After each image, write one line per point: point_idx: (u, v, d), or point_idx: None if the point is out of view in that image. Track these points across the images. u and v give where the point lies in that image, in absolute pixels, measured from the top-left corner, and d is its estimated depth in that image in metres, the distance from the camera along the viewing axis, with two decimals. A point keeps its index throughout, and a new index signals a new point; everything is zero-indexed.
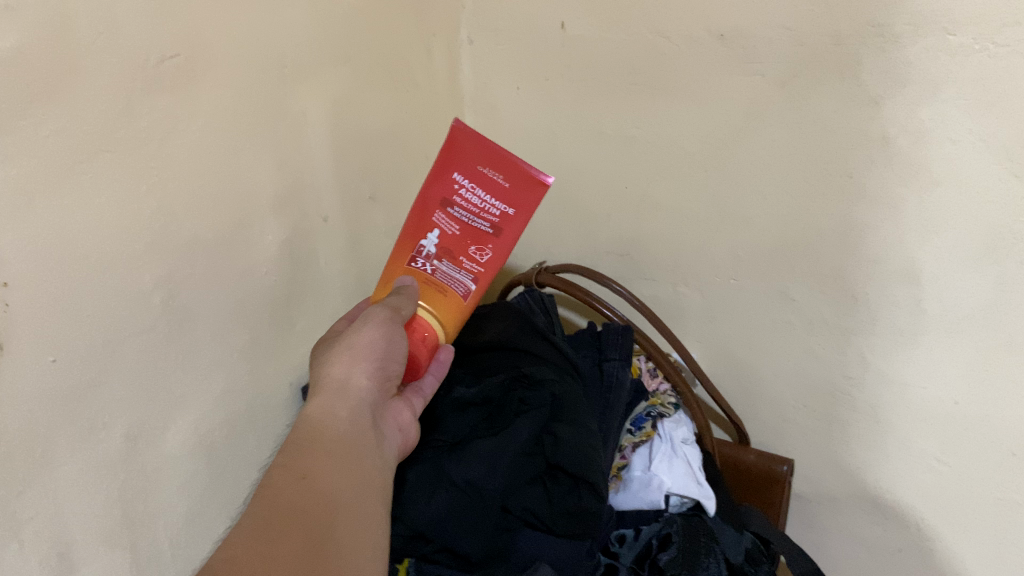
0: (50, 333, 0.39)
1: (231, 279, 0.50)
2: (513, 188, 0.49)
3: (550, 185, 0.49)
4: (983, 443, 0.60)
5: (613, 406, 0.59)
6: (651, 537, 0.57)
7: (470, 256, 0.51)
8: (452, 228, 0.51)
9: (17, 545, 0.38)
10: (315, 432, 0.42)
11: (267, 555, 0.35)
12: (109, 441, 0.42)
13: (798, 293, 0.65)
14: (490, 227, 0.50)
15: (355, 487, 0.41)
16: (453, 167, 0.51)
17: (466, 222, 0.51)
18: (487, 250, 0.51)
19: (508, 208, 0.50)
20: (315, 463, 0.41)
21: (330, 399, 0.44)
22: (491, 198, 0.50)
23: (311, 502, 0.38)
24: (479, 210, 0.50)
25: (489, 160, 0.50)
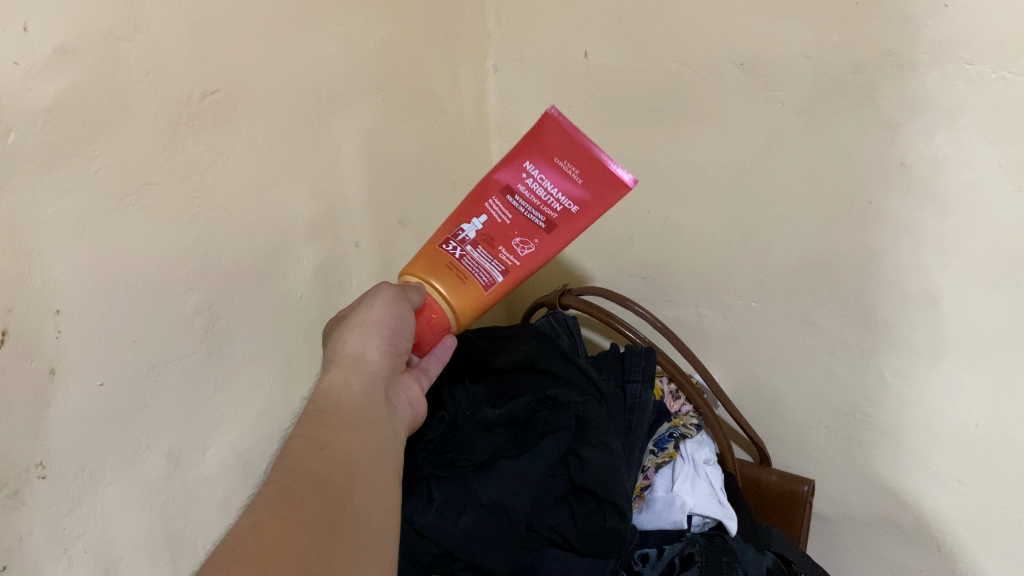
0: (100, 357, 0.41)
1: (267, 304, 0.53)
2: (585, 189, 0.49)
3: (628, 190, 0.47)
4: (1004, 464, 0.61)
5: (636, 427, 0.60)
6: (674, 557, 0.58)
7: (513, 245, 0.51)
8: (504, 218, 0.51)
9: (66, 562, 0.40)
10: (333, 403, 0.42)
11: (287, 519, 0.34)
12: (153, 460, 0.44)
13: (819, 316, 0.66)
14: (544, 221, 0.50)
15: (370, 457, 0.41)
16: (529, 156, 0.50)
17: (522, 213, 0.51)
18: (532, 244, 0.51)
19: (572, 206, 0.49)
20: (334, 434, 0.40)
21: (345, 372, 0.45)
22: (556, 195, 0.49)
23: (334, 470, 0.38)
24: (539, 204, 0.50)
25: (571, 153, 0.49)
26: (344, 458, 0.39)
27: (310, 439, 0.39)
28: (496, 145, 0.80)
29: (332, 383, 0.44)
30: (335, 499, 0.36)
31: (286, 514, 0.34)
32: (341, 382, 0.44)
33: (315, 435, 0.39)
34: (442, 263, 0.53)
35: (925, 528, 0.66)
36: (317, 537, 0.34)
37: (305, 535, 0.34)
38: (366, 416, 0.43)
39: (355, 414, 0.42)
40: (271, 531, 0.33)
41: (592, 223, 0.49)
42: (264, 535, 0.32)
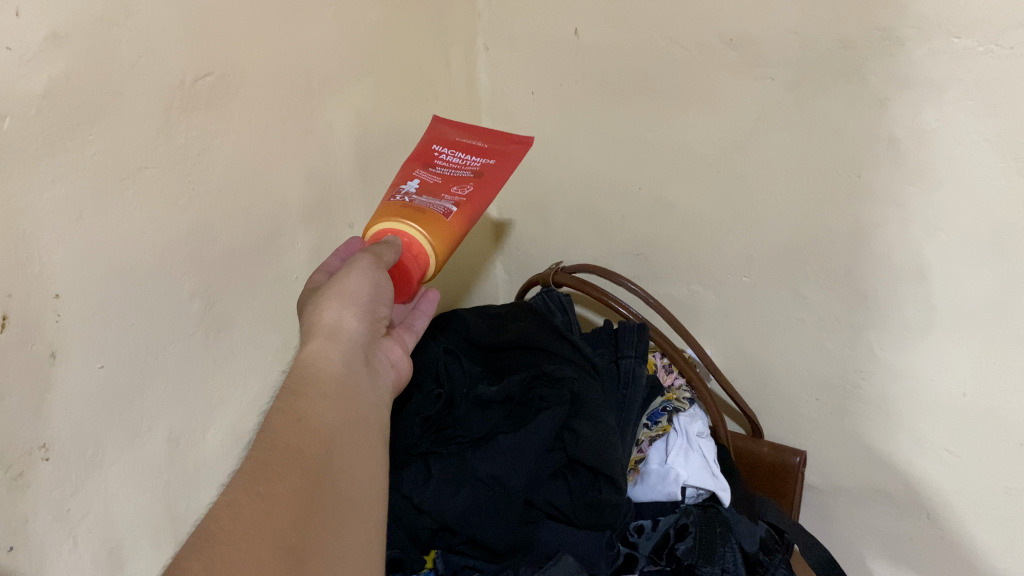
0: (99, 341, 0.41)
1: (263, 287, 0.53)
2: (494, 148, 0.57)
3: (533, 139, 0.57)
4: (990, 435, 0.62)
5: (630, 402, 0.61)
6: (668, 527, 0.59)
7: (452, 191, 0.53)
8: (434, 178, 0.54)
9: (70, 542, 0.40)
10: (311, 375, 0.41)
11: (262, 494, 0.34)
12: (153, 442, 0.45)
13: (810, 291, 0.67)
14: (472, 172, 0.55)
15: (349, 427, 0.40)
16: (436, 143, 0.58)
17: (450, 172, 0.55)
18: (469, 187, 0.54)
19: (489, 160, 0.56)
20: (311, 404, 0.40)
21: (325, 342, 0.43)
22: (471, 156, 0.56)
23: (311, 443, 0.37)
24: (462, 164, 0.55)
25: (470, 134, 0.58)
26: (321, 430, 0.38)
27: (288, 411, 0.39)
28: (488, 125, 0.80)
29: (309, 354, 0.43)
30: (312, 473, 0.36)
31: (261, 490, 0.34)
32: (321, 354, 0.43)
33: (291, 408, 0.39)
34: (396, 211, 0.52)
35: (913, 498, 0.67)
36: (293, 510, 0.34)
37: (281, 511, 0.34)
38: (343, 385, 0.42)
39: (337, 386, 0.41)
40: (247, 507, 0.33)
41: (513, 166, 0.56)
42: (240, 512, 0.33)
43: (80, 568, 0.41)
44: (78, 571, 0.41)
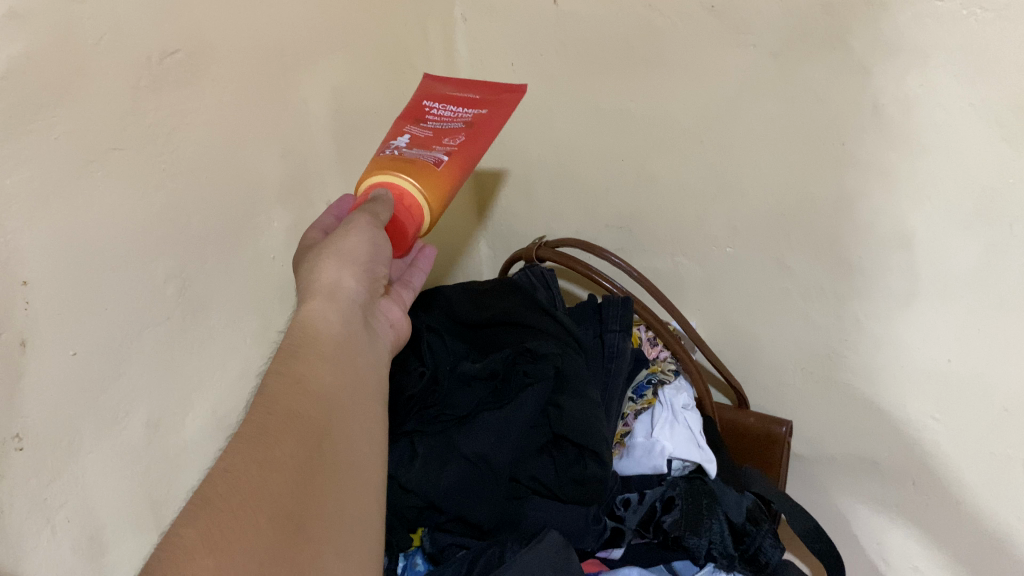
0: (72, 328, 0.40)
1: (239, 268, 0.52)
2: (484, 101, 0.56)
3: (523, 89, 0.56)
4: (976, 401, 0.61)
5: (615, 376, 0.61)
6: (655, 500, 0.59)
7: (443, 142, 0.53)
8: (426, 131, 0.54)
9: (49, 530, 0.40)
10: (310, 335, 0.40)
11: (262, 460, 0.32)
12: (131, 428, 0.44)
13: (794, 261, 0.66)
14: (463, 124, 0.54)
15: (347, 390, 0.39)
16: (425, 100, 0.57)
17: (442, 125, 0.54)
18: (460, 138, 0.53)
19: (479, 113, 0.55)
20: (310, 366, 0.38)
21: (322, 303, 0.42)
22: (461, 110, 0.56)
23: (309, 407, 0.36)
24: (453, 117, 0.55)
25: (459, 90, 0.58)
26: (320, 395, 0.37)
27: (285, 375, 0.37)
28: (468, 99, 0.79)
29: (308, 315, 0.41)
30: (312, 437, 0.35)
31: (261, 455, 0.32)
32: (317, 315, 0.41)
33: (288, 371, 0.37)
34: (388, 163, 0.51)
35: (900, 464, 0.67)
36: (292, 476, 0.32)
37: (281, 477, 0.32)
38: (341, 349, 0.40)
39: (334, 346, 0.40)
40: (245, 473, 0.32)
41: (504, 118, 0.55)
42: (238, 479, 0.31)
43: (60, 556, 0.40)
44: (59, 560, 0.40)
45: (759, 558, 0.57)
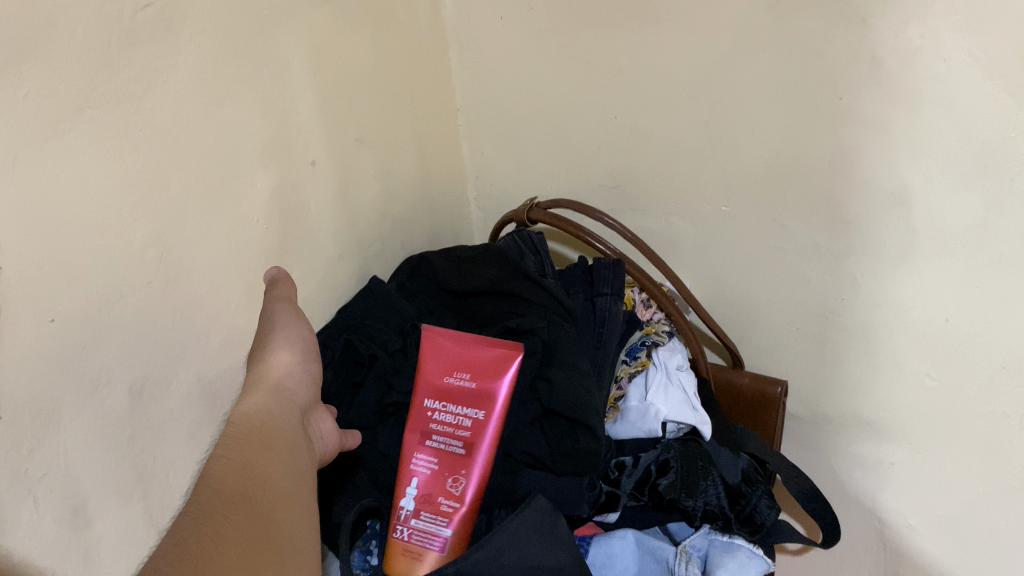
0: (47, 295, 0.39)
1: (221, 232, 0.50)
2: (479, 374, 0.54)
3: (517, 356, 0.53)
4: (972, 360, 0.60)
5: (607, 341, 0.59)
6: (650, 463, 0.57)
7: (447, 489, 0.52)
8: (430, 472, 0.53)
9: (31, 502, 0.38)
10: (258, 425, 0.44)
11: (213, 534, 0.35)
12: (114, 396, 0.43)
13: (791, 220, 0.64)
14: (466, 435, 0.53)
15: (289, 478, 0.42)
16: (423, 399, 0.55)
17: (444, 450, 0.53)
18: (466, 431, 0.53)
19: (477, 413, 0.53)
20: (258, 454, 0.42)
21: (266, 397, 0.46)
22: (462, 381, 0.54)
23: (257, 488, 0.39)
24: (454, 430, 0.53)
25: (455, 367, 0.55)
26: (268, 479, 0.40)
27: (233, 459, 0.40)
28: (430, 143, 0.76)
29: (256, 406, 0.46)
30: (258, 516, 0.37)
31: (213, 532, 0.35)
32: (265, 409, 0.46)
33: (238, 456, 0.41)
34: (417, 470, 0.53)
35: (895, 425, 0.66)
36: (246, 548, 0.35)
37: (233, 551, 0.35)
38: (286, 435, 0.45)
39: (281, 434, 0.44)
40: (197, 542, 0.34)
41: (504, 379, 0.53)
42: (191, 545, 0.34)
43: (43, 530, 0.39)
44: (43, 533, 0.39)
45: (754, 519, 0.56)
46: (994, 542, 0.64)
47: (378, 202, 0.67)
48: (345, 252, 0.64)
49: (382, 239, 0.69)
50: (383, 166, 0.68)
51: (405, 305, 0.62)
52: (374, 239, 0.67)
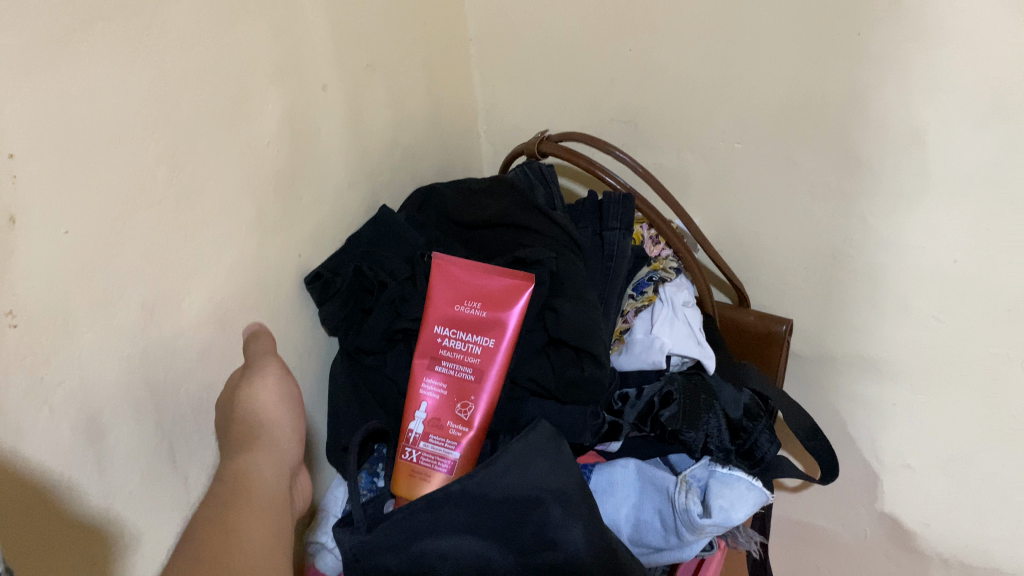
0: (59, 206, 0.39)
1: (233, 152, 0.50)
2: (489, 301, 0.54)
3: (530, 285, 0.54)
4: (979, 301, 0.61)
5: (614, 275, 0.59)
6: (653, 395, 0.59)
7: (456, 414, 0.53)
8: (440, 396, 0.54)
9: (47, 410, 0.39)
10: (242, 489, 0.45)
11: None
12: (127, 311, 0.43)
13: (803, 157, 0.64)
14: (476, 361, 0.54)
15: (268, 542, 0.43)
16: (434, 325, 0.55)
17: (453, 376, 0.54)
18: (476, 357, 0.54)
19: (487, 341, 0.54)
20: (236, 517, 0.43)
21: (257, 456, 0.47)
22: (472, 308, 0.54)
23: (236, 557, 0.40)
24: (464, 356, 0.54)
25: (467, 294, 0.55)
26: (248, 547, 0.41)
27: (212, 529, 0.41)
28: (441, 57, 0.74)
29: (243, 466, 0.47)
30: None
31: None
32: (255, 467, 0.47)
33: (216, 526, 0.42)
34: (426, 393, 0.54)
35: (897, 365, 0.67)
36: None
37: None
38: (269, 498, 0.46)
39: (268, 501, 0.45)
40: None
41: (516, 306, 0.54)
42: None
43: (59, 437, 0.40)
44: (58, 440, 0.40)
45: (754, 453, 0.58)
46: (990, 481, 0.66)
47: (388, 130, 0.67)
48: (354, 179, 0.64)
49: (392, 168, 0.68)
50: (393, 95, 0.67)
51: (413, 234, 0.61)
52: (383, 168, 0.67)
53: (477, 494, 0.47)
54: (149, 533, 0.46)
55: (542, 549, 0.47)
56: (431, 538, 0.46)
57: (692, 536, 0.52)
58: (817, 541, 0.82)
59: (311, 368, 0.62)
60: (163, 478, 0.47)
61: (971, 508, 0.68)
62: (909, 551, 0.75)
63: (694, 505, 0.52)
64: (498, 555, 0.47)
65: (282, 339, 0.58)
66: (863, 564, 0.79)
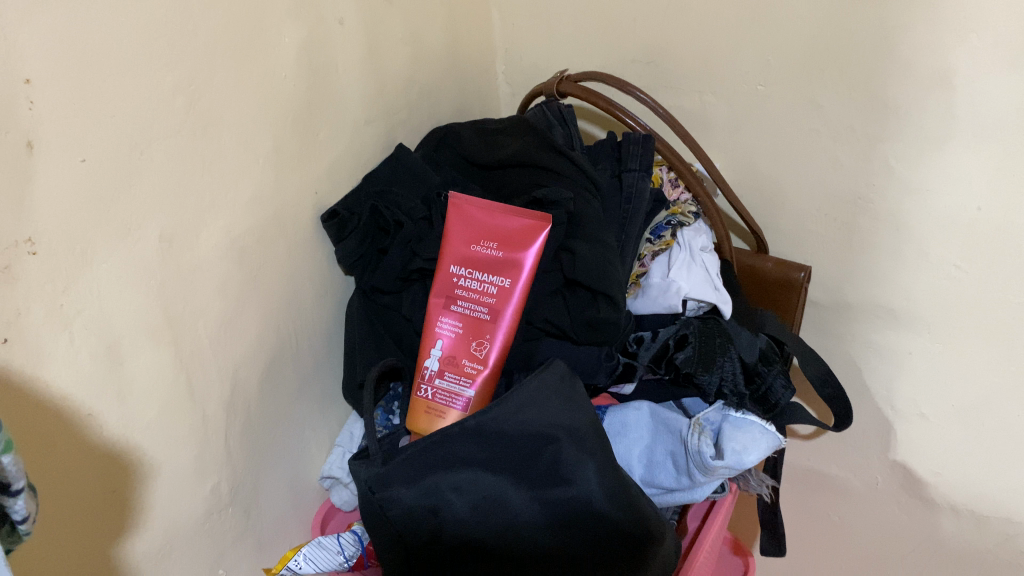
0: (79, 133, 0.39)
1: (250, 84, 0.50)
2: (506, 243, 0.54)
3: (548, 226, 0.53)
4: (1003, 249, 0.60)
5: (632, 218, 0.59)
6: (668, 338, 0.59)
7: (471, 352, 0.54)
8: (455, 335, 0.54)
9: (66, 336, 0.39)
10: None
11: None
12: (145, 242, 0.43)
13: (827, 101, 0.63)
14: (492, 301, 0.54)
15: None
16: (449, 264, 0.55)
17: (468, 315, 0.54)
18: (492, 297, 0.54)
19: (503, 281, 0.54)
20: None
21: None
22: (488, 249, 0.54)
23: None
24: (479, 296, 0.54)
25: (483, 235, 0.54)
26: None
27: None
28: (457, 13, 0.73)
29: None
30: None
31: None
32: None
33: None
34: (442, 331, 0.55)
35: (916, 313, 0.66)
36: None
37: None
38: None
39: None
40: None
41: (533, 248, 0.53)
42: None
43: (79, 364, 0.40)
44: (78, 368, 0.40)
45: (768, 398, 0.57)
46: (1005, 430, 0.66)
47: (405, 67, 0.66)
48: (371, 117, 0.63)
49: (408, 106, 0.68)
50: (411, 31, 0.66)
51: (431, 174, 0.61)
52: (400, 106, 0.67)
53: (492, 430, 0.48)
54: (168, 460, 0.47)
55: (557, 485, 0.47)
56: (446, 472, 0.47)
57: (704, 478, 0.53)
58: (827, 488, 0.82)
59: (326, 305, 0.62)
60: (183, 408, 0.48)
61: (985, 456, 0.69)
62: (921, 501, 0.75)
63: (706, 447, 0.52)
64: (513, 490, 0.47)
65: (298, 276, 0.58)
66: (873, 512, 0.80)
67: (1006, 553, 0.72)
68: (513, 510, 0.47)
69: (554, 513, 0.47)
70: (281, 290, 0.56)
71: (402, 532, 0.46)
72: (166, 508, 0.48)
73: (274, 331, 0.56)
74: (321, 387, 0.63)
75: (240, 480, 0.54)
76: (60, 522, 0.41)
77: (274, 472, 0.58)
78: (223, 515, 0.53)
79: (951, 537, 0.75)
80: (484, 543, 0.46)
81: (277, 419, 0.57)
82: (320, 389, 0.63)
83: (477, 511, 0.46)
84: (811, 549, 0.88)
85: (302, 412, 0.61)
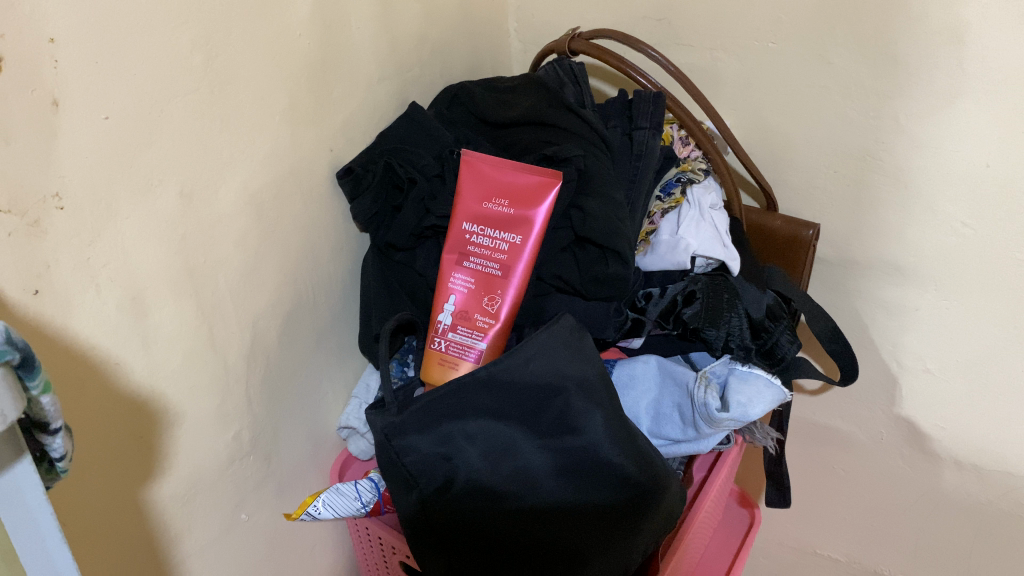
0: (101, 91, 0.40)
1: (266, 42, 0.51)
2: (516, 201, 0.55)
3: (558, 183, 0.54)
4: (1008, 205, 0.60)
5: (642, 174, 0.60)
6: (676, 294, 0.60)
7: (483, 306, 0.55)
8: (467, 290, 0.56)
9: (94, 289, 0.41)
10: None
11: None
12: (167, 196, 0.45)
13: (838, 57, 0.63)
14: (502, 258, 0.55)
15: None
16: (461, 221, 0.56)
17: (480, 271, 0.56)
18: (503, 254, 0.55)
19: (514, 238, 0.55)
20: None
21: None
22: (499, 206, 0.55)
23: None
24: (491, 253, 0.55)
25: (495, 192, 0.55)
26: None
27: None
28: None
29: None
30: None
31: None
32: None
33: None
34: (454, 288, 0.56)
35: (924, 270, 0.67)
36: None
37: None
38: None
39: None
40: None
41: (544, 205, 0.54)
42: None
43: (106, 315, 0.42)
44: (104, 317, 0.42)
45: (774, 352, 0.58)
46: (1008, 383, 0.68)
47: (417, 24, 0.67)
48: (383, 74, 0.64)
49: (420, 63, 0.68)
50: None
51: (442, 131, 0.62)
52: (413, 63, 0.67)
53: (502, 380, 0.49)
54: (191, 409, 0.49)
55: (566, 434, 0.49)
56: (459, 420, 0.48)
57: (710, 428, 0.54)
58: (831, 441, 0.84)
59: (342, 259, 0.63)
60: (204, 359, 0.49)
61: (988, 408, 0.70)
62: (924, 453, 0.76)
63: (712, 399, 0.53)
64: (524, 440, 0.49)
65: (314, 231, 0.59)
66: (878, 465, 0.81)
67: (1006, 504, 0.73)
68: (524, 458, 0.49)
69: (565, 460, 0.49)
70: (299, 246, 0.57)
71: (415, 480, 0.47)
72: (190, 454, 0.50)
73: (291, 284, 0.57)
74: (337, 340, 0.64)
75: (261, 428, 0.56)
76: (91, 467, 0.43)
77: (293, 421, 0.60)
78: (245, 462, 0.55)
79: (952, 488, 0.76)
80: (497, 491, 0.48)
81: (295, 371, 0.59)
82: (337, 342, 0.64)
83: (489, 458, 0.48)
84: (815, 501, 0.90)
85: (319, 364, 0.62)
